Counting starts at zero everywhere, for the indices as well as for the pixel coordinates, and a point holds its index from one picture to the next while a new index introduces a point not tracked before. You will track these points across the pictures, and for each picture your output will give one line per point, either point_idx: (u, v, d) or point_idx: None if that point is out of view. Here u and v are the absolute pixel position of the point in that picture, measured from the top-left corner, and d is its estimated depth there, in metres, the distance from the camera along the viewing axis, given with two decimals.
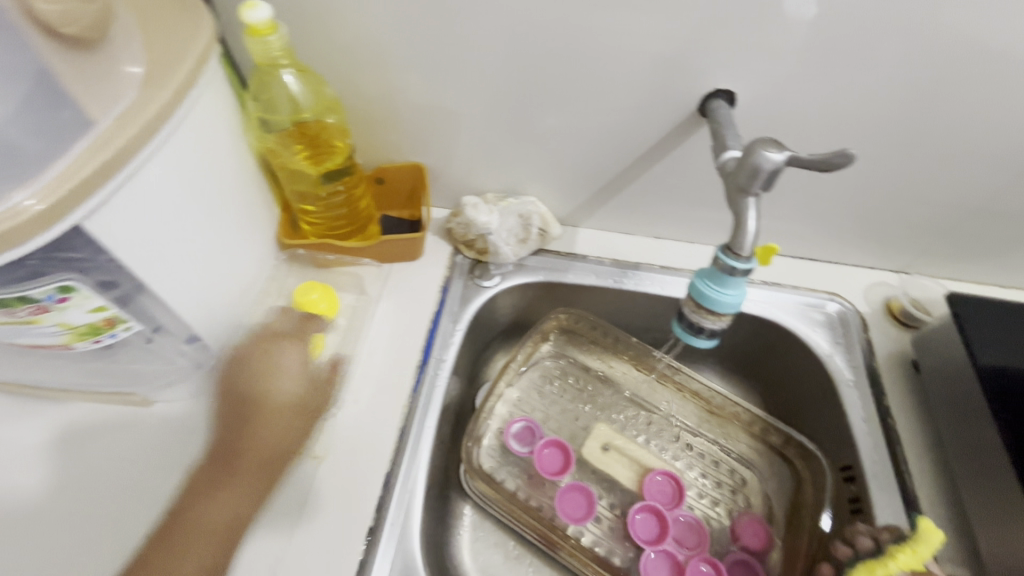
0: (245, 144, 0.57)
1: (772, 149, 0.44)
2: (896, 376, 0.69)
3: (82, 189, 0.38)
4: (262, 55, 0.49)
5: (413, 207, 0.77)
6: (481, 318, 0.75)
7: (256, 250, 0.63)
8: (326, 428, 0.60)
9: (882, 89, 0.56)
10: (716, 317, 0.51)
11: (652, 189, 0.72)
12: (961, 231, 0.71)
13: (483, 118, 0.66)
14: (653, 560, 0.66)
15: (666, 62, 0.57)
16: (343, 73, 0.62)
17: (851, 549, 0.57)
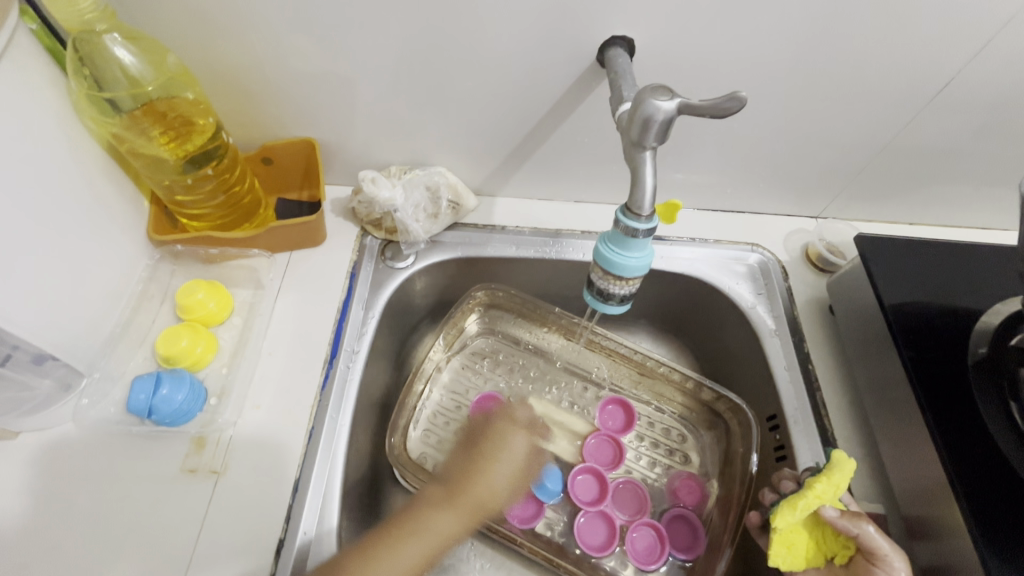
0: (78, 129, 0.49)
1: (662, 97, 0.41)
2: (814, 321, 0.70)
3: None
4: (72, 18, 0.44)
5: (311, 187, 0.71)
6: (398, 301, 0.70)
7: (119, 248, 0.56)
8: (226, 439, 0.55)
9: (782, 26, 0.54)
10: (623, 282, 0.48)
11: (564, 149, 0.68)
12: (869, 171, 0.71)
13: (371, 84, 0.60)
14: (586, 523, 0.66)
15: (556, 9, 0.53)
16: (194, 41, 0.55)
17: (777, 494, 0.57)
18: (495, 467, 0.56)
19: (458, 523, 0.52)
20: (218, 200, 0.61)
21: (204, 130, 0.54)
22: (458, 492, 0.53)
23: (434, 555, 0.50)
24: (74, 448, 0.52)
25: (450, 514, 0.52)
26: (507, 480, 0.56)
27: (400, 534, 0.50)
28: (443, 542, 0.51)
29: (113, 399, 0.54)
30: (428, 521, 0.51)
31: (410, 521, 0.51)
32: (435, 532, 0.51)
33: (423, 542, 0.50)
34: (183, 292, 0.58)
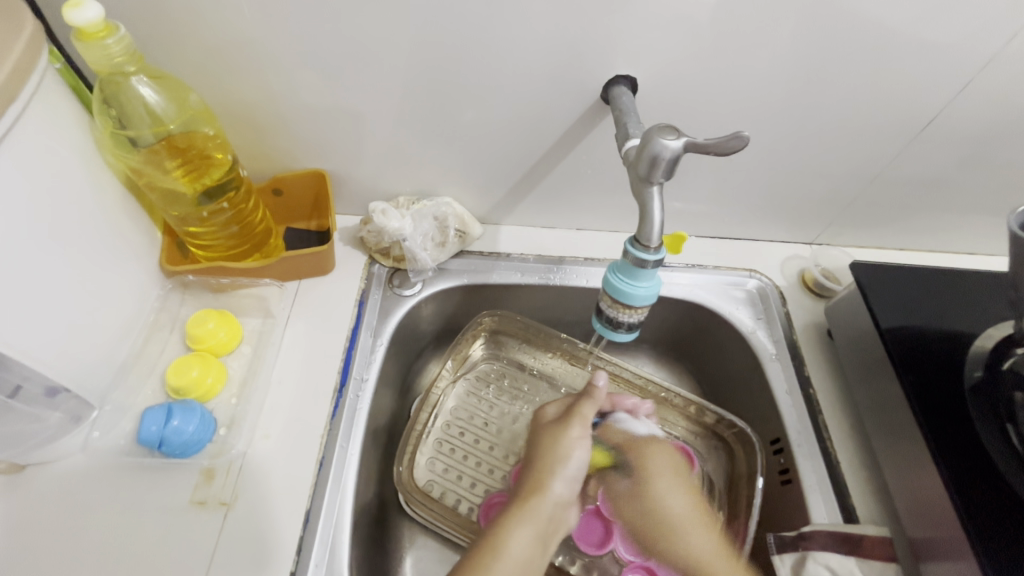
0: (98, 163, 0.50)
1: (669, 136, 0.43)
2: (813, 345, 0.71)
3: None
4: (102, 62, 0.43)
5: (320, 217, 0.72)
6: (405, 329, 0.71)
7: (131, 280, 0.56)
8: (236, 470, 0.54)
9: (776, 67, 0.57)
10: (633, 310, 0.49)
11: (568, 180, 0.71)
12: (860, 199, 0.74)
13: (384, 119, 0.62)
14: (584, 524, 0.69)
15: (564, 49, 0.55)
16: (214, 78, 0.56)
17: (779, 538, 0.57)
18: (528, 519, 0.50)
19: (532, 535, 0.50)
20: (232, 230, 0.61)
21: (222, 164, 0.56)
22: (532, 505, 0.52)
23: (526, 570, 0.48)
24: (80, 481, 0.52)
25: (527, 527, 0.50)
26: (534, 533, 0.50)
27: (491, 557, 0.47)
28: (517, 567, 0.47)
29: (123, 430, 0.54)
30: (512, 541, 0.49)
31: (499, 543, 0.48)
32: (520, 546, 0.49)
33: (514, 563, 0.47)
34: (195, 321, 0.59)
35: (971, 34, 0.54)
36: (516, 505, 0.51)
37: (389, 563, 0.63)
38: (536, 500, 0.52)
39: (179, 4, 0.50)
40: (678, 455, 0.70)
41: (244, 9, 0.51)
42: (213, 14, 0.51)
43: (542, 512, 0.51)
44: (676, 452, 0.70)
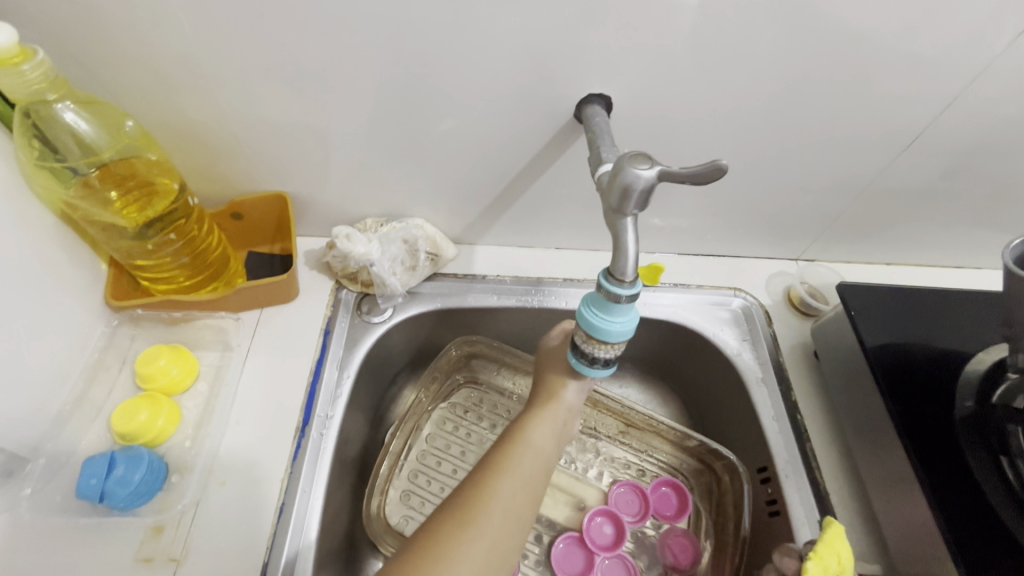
0: (26, 198, 0.46)
1: (641, 165, 0.39)
2: (799, 367, 0.69)
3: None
4: (18, 89, 0.40)
5: (282, 240, 0.68)
6: (374, 358, 0.67)
7: (69, 318, 0.52)
8: (188, 521, 0.51)
9: (757, 83, 0.55)
10: (608, 346, 0.46)
11: (544, 199, 0.68)
12: (846, 215, 0.72)
13: (348, 139, 0.59)
14: (563, 552, 0.66)
15: (534, 67, 0.53)
16: (156, 101, 0.53)
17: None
18: (546, 427, 0.51)
19: (549, 428, 0.51)
20: (183, 261, 0.58)
21: (168, 193, 0.52)
22: (547, 401, 0.53)
23: (543, 458, 0.49)
24: (11, 539, 0.48)
25: (543, 420, 0.51)
26: (553, 447, 0.51)
27: (514, 452, 0.48)
28: (536, 470, 0.48)
29: (61, 483, 0.50)
30: (533, 432, 0.50)
31: (523, 436, 0.50)
32: (543, 443, 0.50)
33: (540, 466, 0.49)
34: (144, 359, 0.55)
35: (959, 47, 0.51)
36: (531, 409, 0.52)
37: None
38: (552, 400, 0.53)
39: (115, 21, 0.46)
40: (669, 491, 0.69)
41: (189, 27, 0.47)
42: (150, 34, 0.47)
43: (557, 409, 0.52)
44: (666, 489, 0.70)
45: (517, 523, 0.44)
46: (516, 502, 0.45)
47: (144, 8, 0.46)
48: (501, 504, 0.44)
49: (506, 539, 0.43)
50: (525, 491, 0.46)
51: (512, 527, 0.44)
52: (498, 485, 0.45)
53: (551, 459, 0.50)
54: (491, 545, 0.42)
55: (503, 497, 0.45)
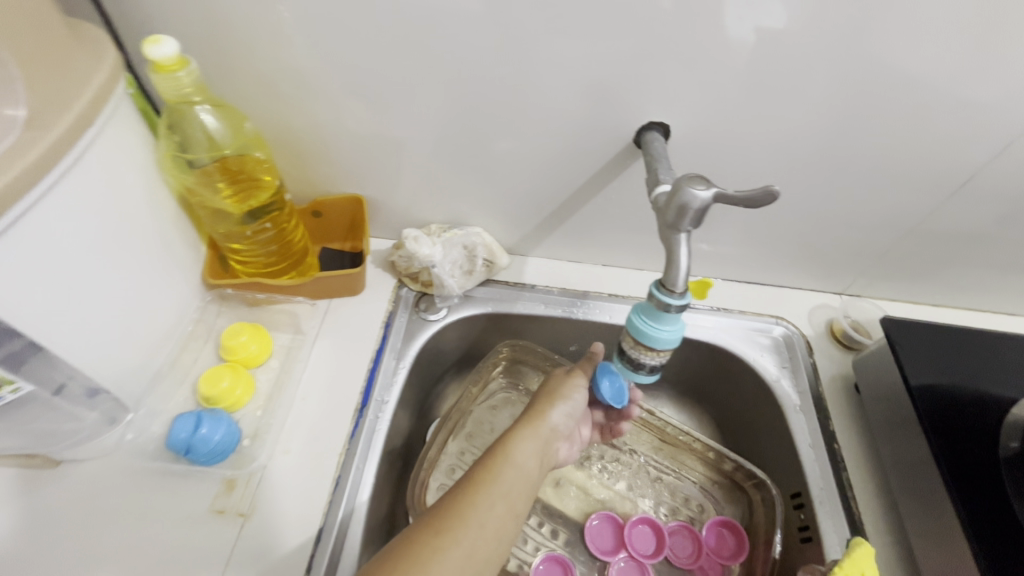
0: (158, 182, 0.54)
1: (699, 186, 0.43)
2: (839, 399, 0.70)
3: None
4: (172, 91, 0.47)
5: (354, 239, 0.75)
6: (428, 353, 0.72)
7: (177, 291, 0.59)
8: (255, 481, 0.56)
9: (809, 119, 0.58)
10: (654, 353, 0.49)
11: (597, 217, 0.72)
12: (895, 253, 0.73)
13: (422, 150, 0.65)
14: (596, 530, 0.70)
15: (600, 94, 0.58)
16: (268, 105, 0.60)
17: None
18: (527, 435, 0.52)
19: (535, 443, 0.52)
20: (271, 249, 0.65)
21: (269, 187, 0.59)
22: (532, 423, 0.53)
23: (527, 480, 0.48)
24: (107, 482, 0.55)
25: (528, 439, 0.51)
26: (538, 460, 0.51)
27: (499, 467, 0.47)
28: (516, 486, 0.47)
29: (152, 436, 0.56)
30: (516, 448, 0.50)
31: (505, 451, 0.49)
32: (526, 457, 0.50)
33: (521, 481, 0.47)
34: (229, 334, 0.62)
35: (1012, 95, 0.53)
36: (516, 428, 0.52)
37: None
38: (534, 422, 0.54)
39: (242, 39, 0.54)
40: (727, 534, 0.69)
41: (301, 44, 0.55)
42: (271, 48, 0.55)
43: (540, 430, 0.53)
44: (726, 532, 0.69)
45: (492, 538, 0.42)
46: (492, 518, 0.43)
47: (269, 28, 0.53)
48: (477, 515, 0.43)
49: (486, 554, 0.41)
50: (503, 507, 0.45)
51: (486, 549, 0.42)
52: (478, 497, 0.44)
53: (536, 474, 0.50)
54: (457, 555, 0.40)
55: (481, 514, 0.43)
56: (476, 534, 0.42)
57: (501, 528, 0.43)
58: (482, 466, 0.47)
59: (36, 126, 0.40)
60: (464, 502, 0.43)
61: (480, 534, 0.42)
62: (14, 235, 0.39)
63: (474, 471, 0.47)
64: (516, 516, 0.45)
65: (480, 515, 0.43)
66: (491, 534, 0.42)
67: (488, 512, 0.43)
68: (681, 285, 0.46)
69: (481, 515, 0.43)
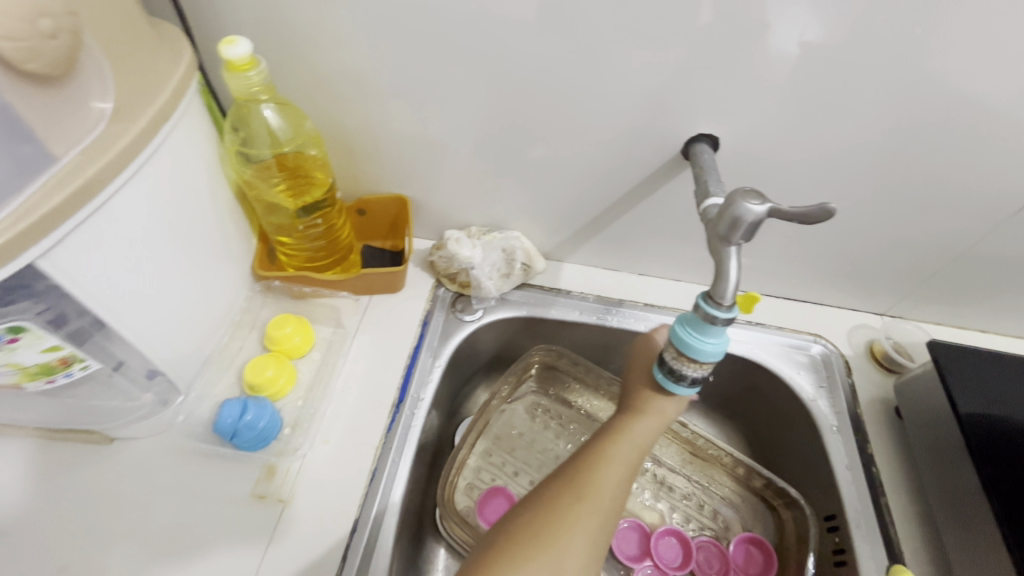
0: (219, 175, 0.56)
1: (753, 201, 0.43)
2: (878, 422, 0.68)
3: (53, 216, 0.38)
4: (241, 90, 0.49)
5: (395, 238, 0.76)
6: (462, 352, 0.73)
7: (229, 280, 0.61)
8: (295, 470, 0.57)
9: (860, 137, 0.57)
10: (697, 365, 0.48)
11: (636, 226, 0.72)
12: (942, 275, 0.71)
13: (467, 154, 0.66)
14: (622, 536, 0.69)
15: (649, 106, 0.58)
16: (324, 103, 0.62)
17: None
18: (645, 418, 0.51)
19: (653, 429, 0.51)
20: (318, 244, 0.66)
21: (322, 184, 0.61)
22: (653, 406, 0.52)
23: (640, 460, 0.50)
24: (156, 461, 0.57)
25: (647, 426, 0.51)
26: (650, 446, 0.51)
27: (613, 454, 0.49)
28: (625, 473, 0.49)
29: (200, 419, 0.59)
30: (634, 434, 0.50)
31: (621, 433, 0.50)
32: (641, 443, 0.51)
33: (632, 469, 0.49)
34: (274, 324, 0.63)
35: None
36: (634, 409, 0.52)
37: None
38: (654, 405, 0.52)
39: (303, 40, 0.56)
40: (754, 550, 0.68)
41: (359, 46, 0.56)
42: (331, 49, 0.57)
43: (661, 415, 0.52)
44: (753, 547, 0.68)
45: (604, 525, 0.46)
46: (607, 507, 0.46)
47: (330, 30, 0.55)
48: (593, 502, 0.46)
49: (590, 550, 0.44)
50: (618, 492, 0.48)
51: (600, 535, 0.46)
52: (596, 484, 0.47)
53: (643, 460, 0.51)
54: (577, 538, 0.44)
55: (598, 502, 0.46)
56: (589, 524, 0.45)
57: (611, 516, 0.46)
58: (595, 453, 0.49)
59: (121, 117, 0.42)
60: (580, 491, 0.46)
61: (594, 523, 0.45)
62: (98, 219, 0.42)
63: (588, 458, 0.49)
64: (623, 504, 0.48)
65: (594, 503, 0.46)
66: (603, 522, 0.46)
67: (599, 502, 0.46)
68: (731, 298, 0.46)
69: (595, 505, 0.46)
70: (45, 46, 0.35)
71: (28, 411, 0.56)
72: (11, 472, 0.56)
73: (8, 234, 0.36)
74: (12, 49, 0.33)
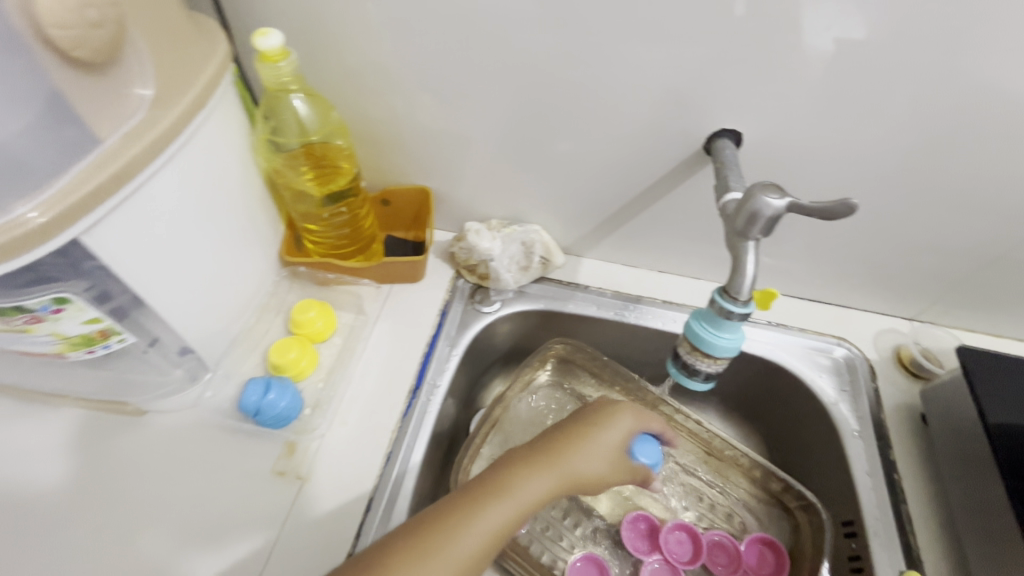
0: (250, 162, 0.58)
1: (772, 195, 0.43)
2: (902, 429, 0.66)
3: (96, 194, 0.40)
4: (272, 80, 0.51)
5: (417, 229, 0.78)
6: (479, 343, 0.74)
7: (257, 265, 0.64)
8: (314, 449, 0.59)
9: (890, 135, 0.56)
10: (711, 360, 0.49)
11: (656, 222, 0.72)
12: (976, 280, 0.69)
13: (488, 147, 0.67)
14: (632, 529, 0.69)
15: (671, 100, 0.58)
16: (351, 95, 0.64)
17: None
18: (583, 450, 0.51)
19: (588, 459, 0.51)
20: (343, 232, 0.68)
21: (347, 173, 0.63)
22: (588, 439, 0.52)
23: (566, 488, 0.49)
24: (185, 435, 0.60)
25: (583, 456, 0.50)
26: (584, 474, 0.50)
27: (534, 470, 0.47)
28: (543, 495, 0.46)
29: (227, 397, 0.61)
30: (566, 461, 0.49)
31: (555, 460, 0.49)
32: (573, 471, 0.49)
33: (549, 497, 0.47)
34: (299, 308, 0.66)
35: None
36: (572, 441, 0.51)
37: None
38: (589, 440, 0.52)
39: (332, 33, 0.58)
40: (768, 551, 0.67)
41: (386, 39, 0.58)
42: (359, 41, 0.58)
43: (595, 448, 0.51)
44: (766, 548, 0.67)
45: (495, 542, 0.43)
46: (504, 524, 0.43)
47: (358, 24, 0.57)
48: (494, 512, 0.43)
49: (473, 559, 0.41)
50: (521, 513, 0.45)
51: (489, 550, 0.42)
52: (503, 495, 0.44)
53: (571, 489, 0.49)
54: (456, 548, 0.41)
55: (498, 513, 0.43)
56: (478, 536, 0.42)
57: (501, 535, 0.43)
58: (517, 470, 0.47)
59: (162, 103, 0.45)
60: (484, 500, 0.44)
61: (482, 535, 0.42)
62: (137, 199, 0.44)
63: (508, 470, 0.47)
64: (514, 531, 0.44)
65: (491, 516, 0.43)
66: (492, 540, 0.42)
67: (502, 515, 0.44)
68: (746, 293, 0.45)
69: (495, 516, 0.43)
70: (90, 35, 0.38)
71: (72, 380, 0.61)
72: (54, 437, 0.60)
73: (56, 210, 0.38)
74: (62, 37, 0.36)
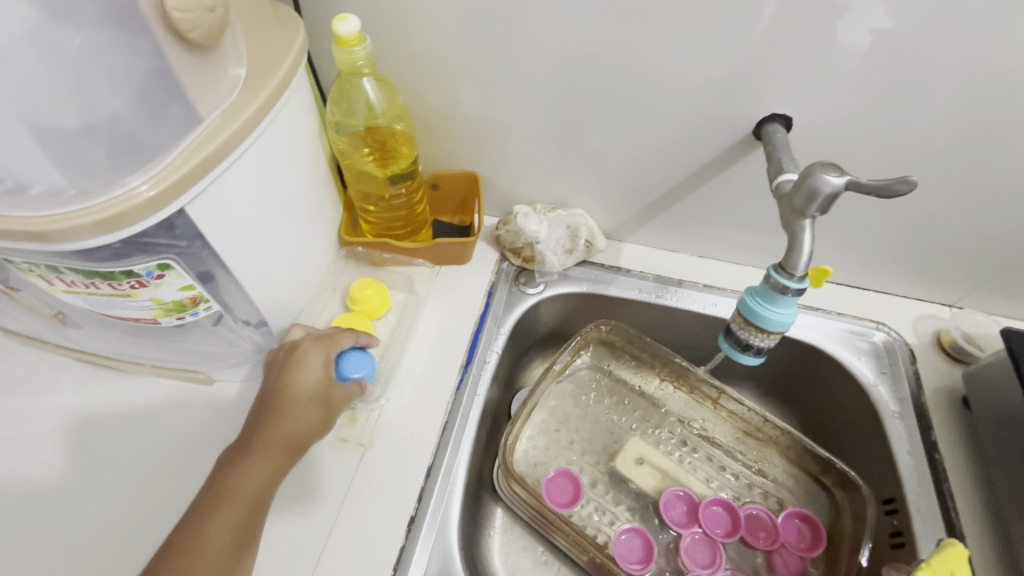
0: (319, 143, 0.62)
1: (832, 173, 0.45)
2: (943, 411, 0.67)
3: (199, 168, 0.43)
4: (347, 64, 0.54)
5: (463, 213, 0.81)
6: (524, 324, 0.77)
7: (320, 243, 0.67)
8: (374, 418, 0.62)
9: (943, 120, 0.56)
10: (764, 334, 0.51)
11: (700, 207, 0.73)
12: (1020, 267, 0.69)
13: (539, 132, 0.69)
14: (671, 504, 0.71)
15: (724, 86, 0.58)
16: (410, 81, 0.66)
17: None
18: (282, 412, 0.54)
19: (289, 421, 0.54)
20: (399, 213, 0.72)
21: (407, 156, 0.65)
22: (278, 400, 0.55)
23: (285, 451, 0.53)
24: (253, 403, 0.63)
25: (281, 419, 0.54)
26: (297, 432, 0.54)
27: (249, 444, 0.52)
28: (257, 473, 0.51)
29: None
30: (266, 425, 0.54)
31: (247, 427, 0.53)
32: (282, 433, 0.54)
33: (266, 466, 0.52)
34: (356, 287, 0.69)
35: None
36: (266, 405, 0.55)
37: (482, 537, 0.68)
38: (282, 400, 0.55)
39: (396, 20, 0.60)
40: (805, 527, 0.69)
41: (446, 26, 0.60)
42: (421, 28, 0.61)
43: (284, 406, 0.55)
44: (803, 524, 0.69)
45: (249, 508, 0.49)
46: (252, 492, 0.50)
47: (420, 13, 0.59)
48: (218, 502, 0.48)
49: (235, 532, 0.48)
50: (262, 482, 0.51)
51: (245, 514, 0.49)
52: (229, 481, 0.50)
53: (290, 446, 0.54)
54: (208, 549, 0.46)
55: (228, 491, 0.49)
56: (232, 492, 0.49)
57: (251, 496, 0.50)
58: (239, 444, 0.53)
59: (252, 83, 0.48)
60: (228, 496, 0.49)
61: (230, 492, 0.49)
62: (230, 174, 0.48)
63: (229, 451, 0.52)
64: (256, 502, 0.50)
65: (229, 483, 0.50)
66: (231, 503, 0.49)
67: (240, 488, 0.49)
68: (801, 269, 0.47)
69: (231, 493, 0.49)
70: (201, 18, 0.40)
71: (143, 350, 0.64)
72: (130, 403, 0.64)
73: (164, 183, 0.41)
74: (182, 19, 0.39)
